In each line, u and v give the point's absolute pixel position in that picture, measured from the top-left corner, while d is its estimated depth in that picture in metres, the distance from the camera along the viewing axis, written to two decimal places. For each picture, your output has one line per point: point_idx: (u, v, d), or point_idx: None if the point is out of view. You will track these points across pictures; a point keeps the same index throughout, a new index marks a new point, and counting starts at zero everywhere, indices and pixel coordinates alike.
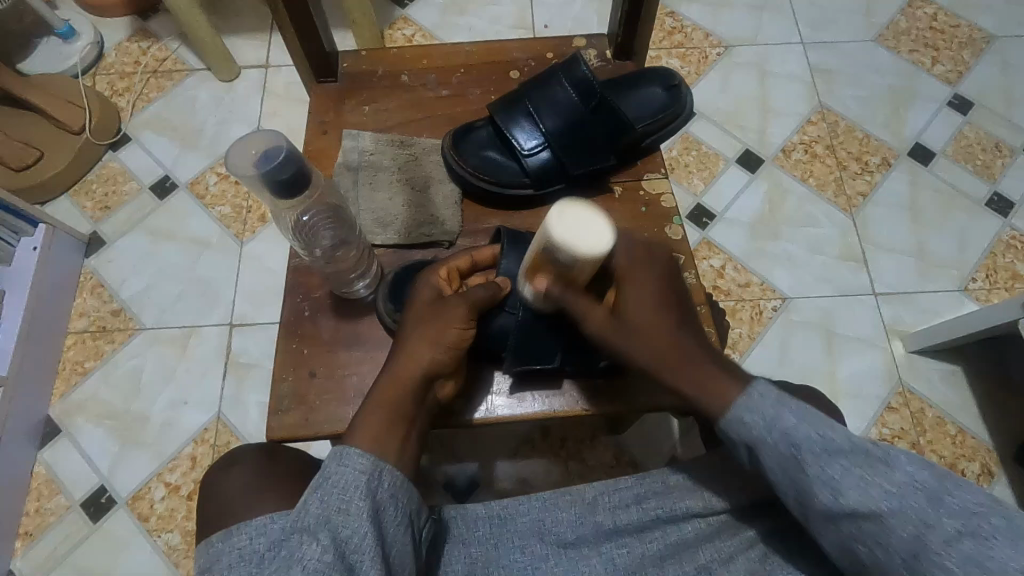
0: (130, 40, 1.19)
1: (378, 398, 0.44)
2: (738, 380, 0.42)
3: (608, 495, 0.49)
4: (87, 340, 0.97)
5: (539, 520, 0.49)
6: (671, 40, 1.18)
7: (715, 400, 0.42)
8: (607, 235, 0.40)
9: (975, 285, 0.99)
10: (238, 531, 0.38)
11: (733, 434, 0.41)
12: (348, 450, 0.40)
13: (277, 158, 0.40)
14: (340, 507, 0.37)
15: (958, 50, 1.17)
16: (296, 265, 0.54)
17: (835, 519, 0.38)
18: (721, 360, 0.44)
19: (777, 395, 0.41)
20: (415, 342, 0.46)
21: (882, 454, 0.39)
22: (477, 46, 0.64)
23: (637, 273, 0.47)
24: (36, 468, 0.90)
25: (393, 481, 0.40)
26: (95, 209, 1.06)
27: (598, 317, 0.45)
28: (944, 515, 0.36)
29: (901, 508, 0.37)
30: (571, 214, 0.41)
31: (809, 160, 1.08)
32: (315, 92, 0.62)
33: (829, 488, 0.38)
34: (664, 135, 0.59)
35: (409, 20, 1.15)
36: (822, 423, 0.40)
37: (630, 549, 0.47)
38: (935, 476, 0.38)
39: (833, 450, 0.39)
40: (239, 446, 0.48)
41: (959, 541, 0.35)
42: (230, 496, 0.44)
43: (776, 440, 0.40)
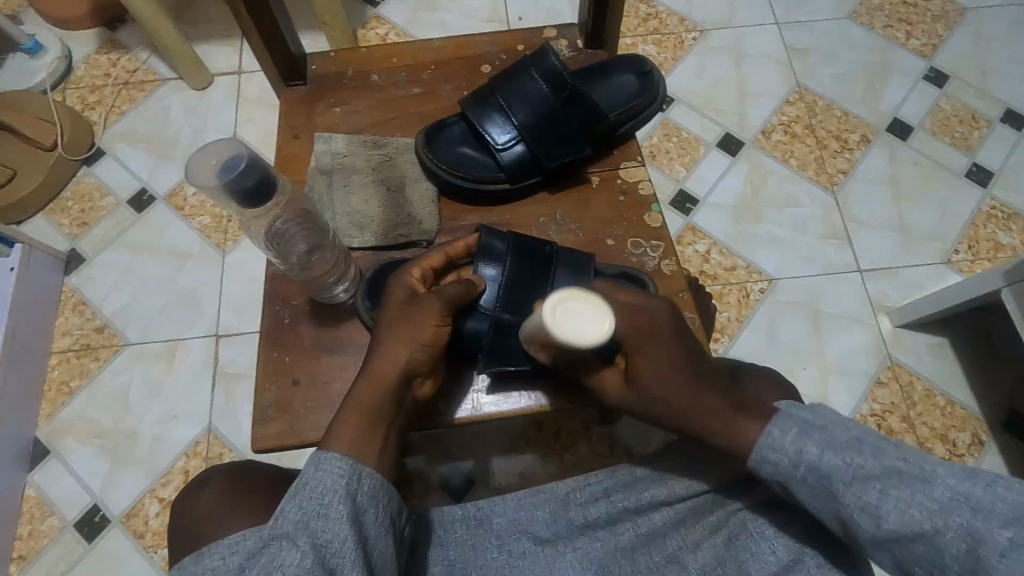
0: (98, 52, 1.17)
1: (355, 401, 0.43)
2: (760, 418, 0.42)
3: (578, 490, 0.51)
4: (71, 358, 0.96)
5: (514, 520, 0.50)
6: (646, 27, 1.17)
7: (733, 438, 0.42)
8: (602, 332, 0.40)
9: (959, 256, 1.00)
10: (211, 552, 0.36)
11: (762, 470, 0.41)
12: (325, 456, 0.40)
13: (239, 165, 0.39)
14: (319, 511, 0.37)
15: (931, 23, 1.17)
16: (273, 273, 0.53)
17: (885, 544, 0.37)
18: (734, 398, 0.44)
19: (799, 425, 0.41)
20: (392, 344, 0.45)
21: (920, 471, 0.37)
22: (445, 42, 0.63)
23: (648, 343, 0.45)
24: (26, 491, 0.89)
25: (372, 483, 0.40)
26: (73, 225, 1.04)
27: (615, 383, 0.48)
28: (995, 526, 0.35)
29: (950, 527, 0.35)
30: (563, 307, 0.40)
31: (789, 140, 1.08)
32: (285, 96, 0.61)
33: (870, 516, 0.37)
34: (640, 122, 0.59)
35: (381, 18, 1.13)
36: (847, 447, 0.39)
37: (604, 543, 0.48)
38: (974, 483, 0.36)
39: (864, 475, 0.38)
40: (211, 468, 0.50)
41: (1019, 551, 0.34)
42: (205, 516, 0.45)
43: (803, 473, 0.39)
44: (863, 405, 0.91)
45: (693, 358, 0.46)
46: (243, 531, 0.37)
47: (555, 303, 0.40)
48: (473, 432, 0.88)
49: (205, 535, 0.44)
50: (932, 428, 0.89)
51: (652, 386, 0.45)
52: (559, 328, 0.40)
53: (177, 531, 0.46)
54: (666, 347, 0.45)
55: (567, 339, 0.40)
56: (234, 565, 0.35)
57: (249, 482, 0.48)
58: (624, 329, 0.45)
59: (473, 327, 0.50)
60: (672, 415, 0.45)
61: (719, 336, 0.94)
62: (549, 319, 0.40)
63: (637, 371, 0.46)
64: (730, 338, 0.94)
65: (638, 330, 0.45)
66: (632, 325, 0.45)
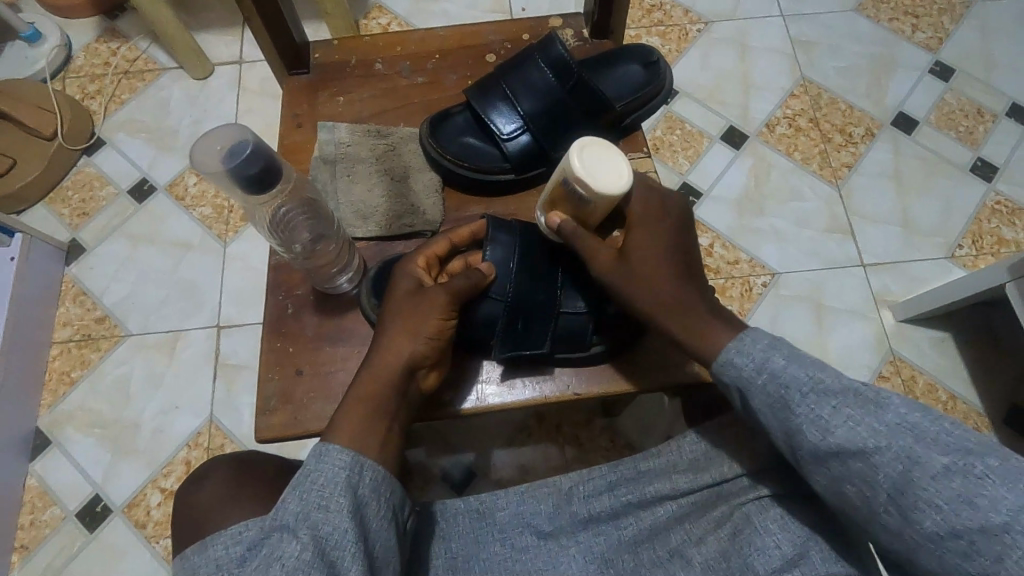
0: (98, 41, 1.16)
1: (358, 395, 0.43)
2: (731, 328, 0.44)
3: (581, 484, 0.50)
4: (72, 349, 0.96)
5: (517, 514, 0.50)
6: (650, 18, 1.16)
7: (711, 347, 0.44)
8: (623, 171, 0.45)
9: (962, 251, 0.99)
10: (213, 542, 0.36)
11: (725, 376, 0.43)
12: (327, 447, 0.40)
13: (242, 153, 0.38)
14: (320, 505, 0.37)
15: (937, 16, 1.16)
16: (276, 263, 0.53)
17: (825, 459, 0.38)
18: (713, 307, 0.46)
19: (770, 339, 0.42)
20: (395, 332, 0.45)
21: (875, 397, 0.38)
22: (449, 31, 0.63)
23: (648, 220, 0.49)
24: (28, 481, 0.89)
25: (374, 476, 0.40)
26: (73, 215, 1.04)
27: (605, 256, 0.48)
28: (935, 452, 0.36)
29: (892, 448, 0.36)
30: (590, 149, 0.45)
31: (793, 134, 1.07)
32: (287, 85, 0.60)
33: (819, 427, 0.38)
34: (645, 113, 0.58)
35: (383, 8, 1.12)
36: (812, 363, 0.40)
37: (607, 537, 0.48)
38: (925, 416, 0.37)
39: (823, 390, 0.39)
40: (211, 458, 0.49)
41: (949, 479, 0.35)
42: (206, 507, 0.45)
43: (764, 382, 0.41)
44: None
45: (694, 267, 0.48)
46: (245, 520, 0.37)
47: (582, 146, 0.45)
48: (475, 423, 0.89)
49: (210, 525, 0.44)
50: None
51: (637, 257, 0.47)
52: (588, 163, 0.44)
53: (176, 524, 0.46)
54: (662, 231, 0.49)
55: (593, 177, 0.44)
56: (235, 557, 0.35)
57: (250, 472, 0.47)
58: (637, 208, 0.49)
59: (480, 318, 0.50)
60: (649, 298, 0.47)
61: None
62: (575, 161, 0.44)
63: (629, 247, 0.48)
64: None
65: (642, 210, 0.49)
66: (644, 203, 0.50)
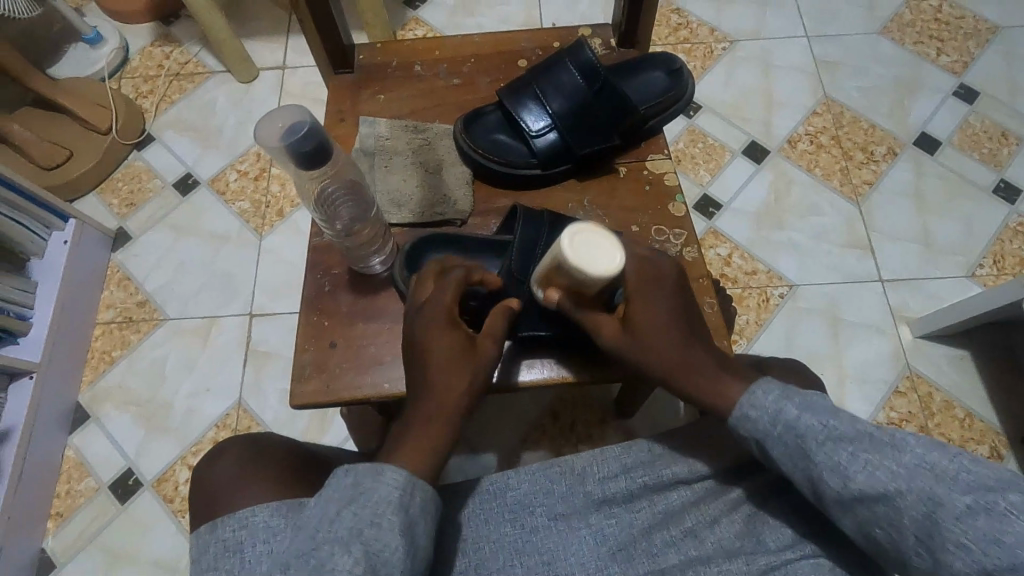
0: (153, 45, 1.24)
1: (410, 445, 0.43)
2: (742, 379, 0.46)
3: (594, 466, 0.51)
4: (114, 330, 1.01)
5: (529, 495, 0.51)
6: (676, 36, 1.20)
7: (724, 397, 0.45)
8: (614, 259, 0.43)
9: (982, 271, 1.00)
10: (223, 524, 0.45)
11: (740, 429, 0.44)
12: (385, 467, 0.41)
13: (300, 130, 0.42)
14: (373, 521, 0.38)
15: (962, 41, 1.18)
16: (317, 244, 0.57)
17: (850, 504, 0.40)
18: (722, 361, 0.47)
19: (779, 389, 0.44)
20: (448, 378, 0.45)
21: (889, 439, 0.40)
22: (485, 38, 0.67)
23: (646, 289, 0.49)
24: (66, 452, 0.93)
25: (425, 497, 0.41)
26: (121, 205, 1.10)
27: (610, 328, 0.49)
28: (956, 493, 0.37)
29: (913, 491, 0.37)
30: (581, 237, 0.44)
31: (814, 150, 1.09)
32: (332, 83, 0.65)
33: (839, 476, 0.40)
34: (667, 117, 0.61)
35: (420, 21, 1.18)
36: (825, 411, 0.42)
37: (619, 520, 0.50)
38: (943, 456, 0.38)
39: (838, 437, 0.40)
40: (227, 439, 0.52)
41: (972, 517, 0.36)
42: (223, 482, 0.48)
43: (780, 433, 0.42)
44: (880, 414, 0.91)
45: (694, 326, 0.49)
46: (253, 507, 0.45)
47: (572, 234, 0.44)
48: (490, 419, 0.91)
49: (223, 503, 0.47)
50: (951, 439, 0.89)
51: (642, 330, 0.48)
52: (578, 255, 0.44)
53: (196, 499, 0.49)
54: (658, 297, 0.49)
55: (586, 269, 0.44)
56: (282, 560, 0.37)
57: (264, 451, 0.51)
58: (631, 275, 0.49)
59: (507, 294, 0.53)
60: (658, 363, 0.47)
61: (737, 338, 0.95)
62: (564, 246, 0.44)
63: (634, 318, 0.48)
64: (747, 341, 0.95)
65: (638, 277, 0.49)
66: (639, 272, 0.49)
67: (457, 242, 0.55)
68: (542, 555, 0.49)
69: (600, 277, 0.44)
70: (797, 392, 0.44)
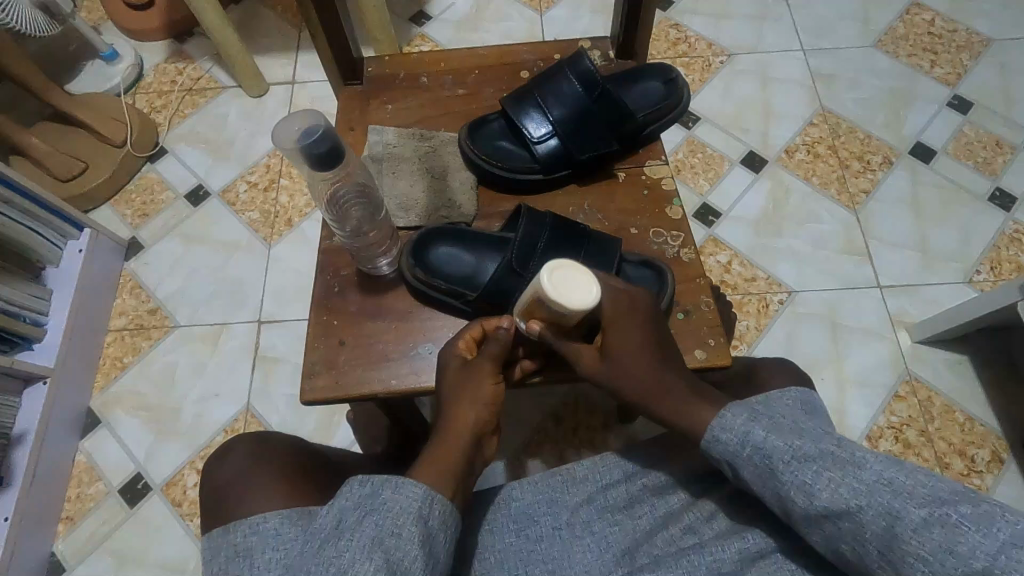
0: (167, 62, 1.28)
1: (434, 457, 0.45)
2: (712, 404, 0.47)
3: (596, 475, 0.54)
4: (126, 336, 1.03)
5: (534, 502, 0.53)
6: (675, 50, 1.23)
7: (695, 423, 0.47)
8: (589, 298, 0.45)
9: (980, 277, 1.01)
10: (235, 528, 0.45)
11: (715, 453, 0.46)
12: (403, 480, 0.42)
13: (315, 133, 0.45)
14: (393, 530, 0.39)
15: (955, 53, 1.21)
16: (328, 246, 0.59)
17: (818, 520, 0.40)
18: (692, 383, 0.49)
19: (748, 412, 0.46)
20: (461, 406, 0.49)
21: (850, 456, 0.41)
22: (488, 50, 0.70)
23: (622, 319, 0.51)
24: (77, 457, 0.95)
25: (443, 510, 0.42)
26: (134, 216, 1.13)
27: (589, 357, 0.52)
28: (912, 506, 0.38)
29: (872, 506, 0.38)
30: (559, 274, 0.46)
31: (812, 160, 1.11)
32: (342, 93, 0.68)
33: (805, 494, 0.41)
34: (664, 124, 0.63)
35: (425, 37, 1.22)
36: (791, 432, 0.44)
37: (622, 526, 0.51)
38: (901, 472, 0.39)
39: (803, 457, 0.42)
40: (234, 437, 0.54)
41: (928, 529, 0.37)
42: (229, 480, 0.49)
43: (749, 454, 0.44)
44: (880, 417, 0.92)
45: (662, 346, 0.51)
46: (264, 513, 0.45)
47: (551, 272, 0.46)
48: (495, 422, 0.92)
49: (228, 499, 0.48)
50: (951, 443, 0.90)
51: (621, 359, 0.50)
52: (558, 291, 0.45)
53: (205, 496, 0.50)
54: (632, 327, 0.51)
55: (563, 304, 0.45)
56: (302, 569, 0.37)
57: (270, 449, 0.52)
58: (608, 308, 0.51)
59: (507, 285, 0.54)
60: (638, 389, 0.50)
61: (738, 343, 0.97)
62: (548, 287, 0.45)
63: (612, 346, 0.51)
64: (748, 346, 0.97)
65: (615, 312, 0.51)
66: (614, 308, 0.51)
67: (463, 234, 0.57)
68: (548, 562, 0.49)
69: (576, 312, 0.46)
70: (769, 417, 0.46)
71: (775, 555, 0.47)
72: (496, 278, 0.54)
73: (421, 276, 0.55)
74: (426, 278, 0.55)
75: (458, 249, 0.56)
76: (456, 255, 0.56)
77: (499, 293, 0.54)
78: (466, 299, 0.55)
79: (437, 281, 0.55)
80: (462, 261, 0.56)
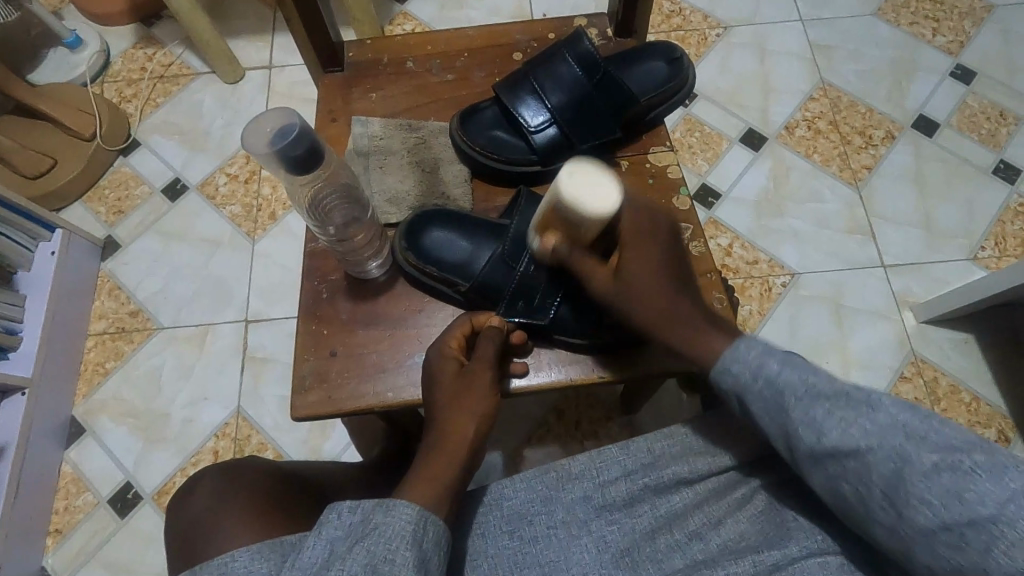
0: (135, 48, 1.21)
1: (420, 478, 0.43)
2: (729, 336, 0.45)
3: (593, 471, 0.50)
4: (107, 341, 0.99)
5: (524, 503, 0.50)
6: (669, 23, 1.18)
7: (708, 354, 0.45)
8: (612, 195, 0.44)
9: (984, 253, 0.99)
10: (202, 571, 0.40)
11: (722, 384, 0.44)
12: (394, 502, 0.40)
13: (290, 133, 0.42)
14: (386, 556, 0.36)
15: (958, 20, 1.17)
16: (313, 250, 0.56)
17: (821, 460, 0.39)
18: (711, 318, 0.47)
19: (763, 346, 0.43)
20: (454, 421, 0.46)
21: (864, 397, 0.39)
22: (478, 31, 0.65)
23: (638, 240, 0.48)
24: (63, 468, 0.91)
25: (436, 534, 0.40)
26: (109, 213, 1.07)
27: (603, 276, 0.49)
28: (925, 451, 0.36)
29: (882, 448, 0.37)
30: (577, 174, 0.45)
31: (812, 136, 1.08)
32: (322, 82, 0.63)
33: (812, 430, 0.39)
34: (668, 107, 0.60)
35: (408, 15, 1.16)
36: (806, 368, 0.41)
37: (621, 526, 0.48)
38: (916, 417, 0.38)
39: (815, 393, 0.40)
40: (202, 471, 0.51)
41: (938, 475, 0.35)
42: (197, 521, 0.46)
43: (759, 386, 0.42)
44: None
45: (678, 265, 0.49)
46: (234, 550, 0.41)
47: (569, 170, 0.45)
48: None
49: (197, 547, 0.45)
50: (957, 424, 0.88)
51: (634, 275, 0.47)
52: (578, 194, 0.45)
53: (175, 539, 0.47)
54: (651, 246, 0.48)
55: (584, 206, 0.45)
56: None
57: (242, 479, 0.49)
58: (625, 226, 0.49)
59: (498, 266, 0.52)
60: (648, 310, 0.47)
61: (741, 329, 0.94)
62: (563, 189, 0.45)
63: (625, 267, 0.48)
64: (751, 331, 0.94)
65: (632, 229, 0.49)
66: (633, 224, 0.49)
67: (457, 217, 0.55)
68: (544, 565, 0.47)
69: (594, 216, 0.45)
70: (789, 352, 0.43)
71: (793, 567, 0.44)
72: (487, 270, 0.52)
73: (411, 257, 0.52)
74: (418, 262, 0.53)
75: (453, 233, 0.54)
76: (449, 239, 0.54)
77: (491, 275, 0.52)
78: (457, 287, 0.53)
79: (429, 266, 0.53)
80: (454, 245, 0.54)
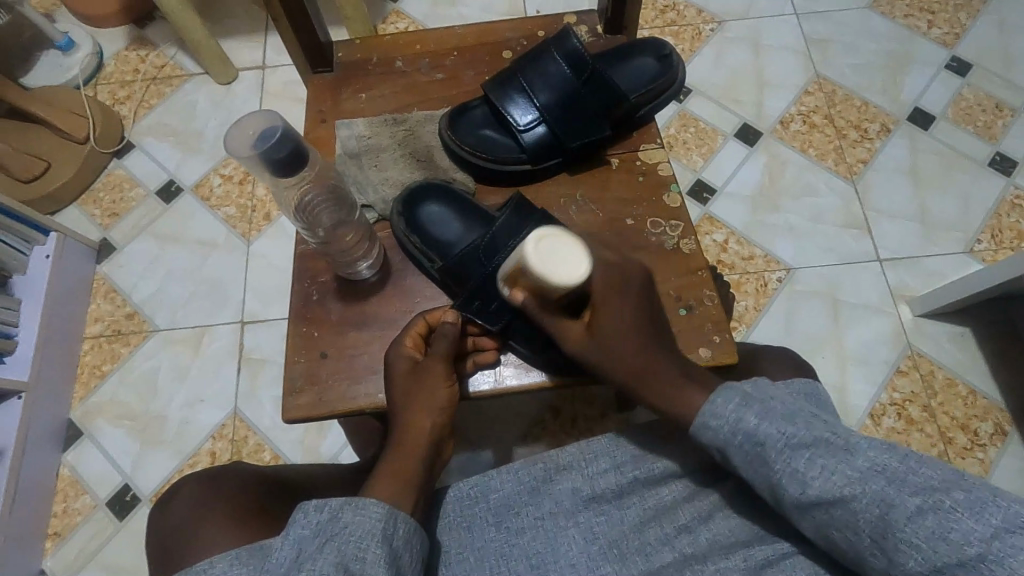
0: (128, 49, 1.21)
1: (385, 473, 0.44)
2: (703, 389, 0.46)
3: (581, 463, 0.50)
4: (103, 343, 0.99)
5: (511, 494, 0.49)
6: (663, 18, 1.18)
7: (685, 408, 0.45)
8: (583, 266, 0.42)
9: (981, 246, 0.99)
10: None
11: (703, 438, 0.44)
12: (362, 500, 0.40)
13: (273, 136, 0.42)
14: (357, 555, 0.37)
15: (954, 12, 1.16)
16: (303, 251, 0.56)
17: (807, 509, 0.40)
18: (684, 368, 0.48)
19: (740, 397, 0.44)
20: (412, 415, 0.47)
21: (846, 443, 0.40)
22: (467, 29, 0.65)
23: (613, 297, 0.48)
24: (60, 471, 0.92)
25: (406, 529, 0.41)
26: (104, 215, 1.07)
27: (575, 335, 0.48)
28: (907, 494, 0.37)
29: (866, 495, 0.38)
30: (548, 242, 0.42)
31: (807, 130, 1.08)
32: (312, 82, 0.63)
33: (797, 482, 0.40)
34: (658, 104, 0.60)
35: (401, 13, 1.15)
36: (784, 417, 0.42)
37: (609, 517, 0.48)
38: (895, 456, 0.39)
39: (795, 444, 0.41)
40: (184, 477, 0.51)
41: (923, 518, 0.36)
42: (179, 529, 0.46)
43: (740, 442, 0.42)
44: (882, 394, 0.90)
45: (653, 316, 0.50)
46: (212, 558, 0.41)
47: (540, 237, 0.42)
48: (487, 413, 0.89)
49: (180, 555, 0.45)
50: (953, 417, 0.88)
51: (610, 338, 0.48)
52: (544, 264, 0.42)
53: (157, 547, 0.47)
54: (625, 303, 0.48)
55: (547, 277, 0.42)
56: None
57: (222, 484, 0.49)
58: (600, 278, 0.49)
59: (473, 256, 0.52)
60: (621, 374, 0.48)
61: (736, 325, 0.94)
62: (532, 256, 0.42)
63: (600, 324, 0.48)
64: (746, 327, 0.94)
65: (611, 280, 0.49)
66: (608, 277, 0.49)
67: (459, 198, 0.56)
68: (531, 557, 0.47)
69: (566, 285, 0.42)
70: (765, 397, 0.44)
71: (783, 563, 0.45)
72: (461, 253, 0.53)
73: (400, 225, 0.54)
74: (405, 232, 0.54)
75: (449, 211, 0.55)
76: (446, 218, 0.55)
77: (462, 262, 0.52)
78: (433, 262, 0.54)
79: (414, 236, 0.54)
80: (447, 221, 0.55)
